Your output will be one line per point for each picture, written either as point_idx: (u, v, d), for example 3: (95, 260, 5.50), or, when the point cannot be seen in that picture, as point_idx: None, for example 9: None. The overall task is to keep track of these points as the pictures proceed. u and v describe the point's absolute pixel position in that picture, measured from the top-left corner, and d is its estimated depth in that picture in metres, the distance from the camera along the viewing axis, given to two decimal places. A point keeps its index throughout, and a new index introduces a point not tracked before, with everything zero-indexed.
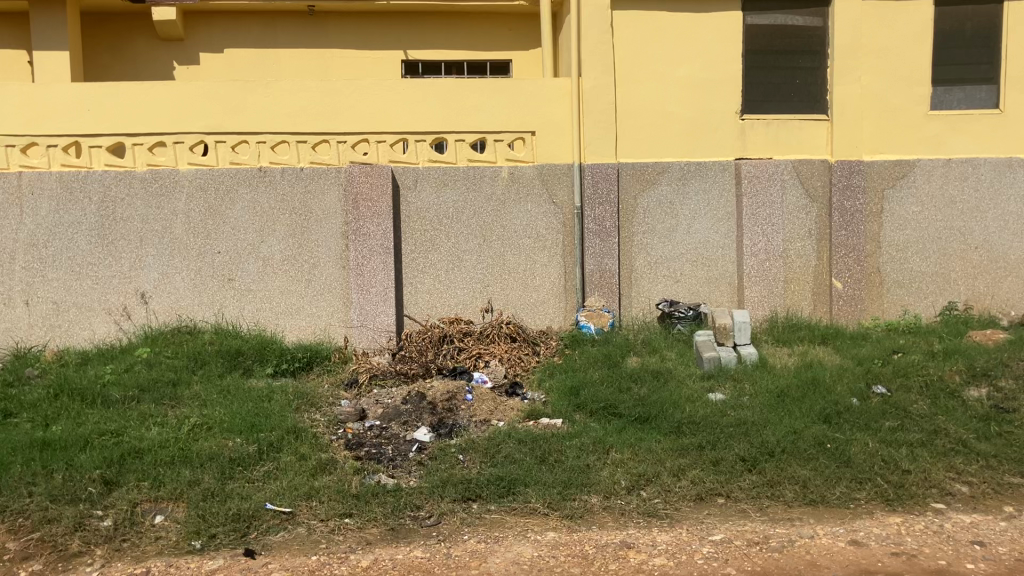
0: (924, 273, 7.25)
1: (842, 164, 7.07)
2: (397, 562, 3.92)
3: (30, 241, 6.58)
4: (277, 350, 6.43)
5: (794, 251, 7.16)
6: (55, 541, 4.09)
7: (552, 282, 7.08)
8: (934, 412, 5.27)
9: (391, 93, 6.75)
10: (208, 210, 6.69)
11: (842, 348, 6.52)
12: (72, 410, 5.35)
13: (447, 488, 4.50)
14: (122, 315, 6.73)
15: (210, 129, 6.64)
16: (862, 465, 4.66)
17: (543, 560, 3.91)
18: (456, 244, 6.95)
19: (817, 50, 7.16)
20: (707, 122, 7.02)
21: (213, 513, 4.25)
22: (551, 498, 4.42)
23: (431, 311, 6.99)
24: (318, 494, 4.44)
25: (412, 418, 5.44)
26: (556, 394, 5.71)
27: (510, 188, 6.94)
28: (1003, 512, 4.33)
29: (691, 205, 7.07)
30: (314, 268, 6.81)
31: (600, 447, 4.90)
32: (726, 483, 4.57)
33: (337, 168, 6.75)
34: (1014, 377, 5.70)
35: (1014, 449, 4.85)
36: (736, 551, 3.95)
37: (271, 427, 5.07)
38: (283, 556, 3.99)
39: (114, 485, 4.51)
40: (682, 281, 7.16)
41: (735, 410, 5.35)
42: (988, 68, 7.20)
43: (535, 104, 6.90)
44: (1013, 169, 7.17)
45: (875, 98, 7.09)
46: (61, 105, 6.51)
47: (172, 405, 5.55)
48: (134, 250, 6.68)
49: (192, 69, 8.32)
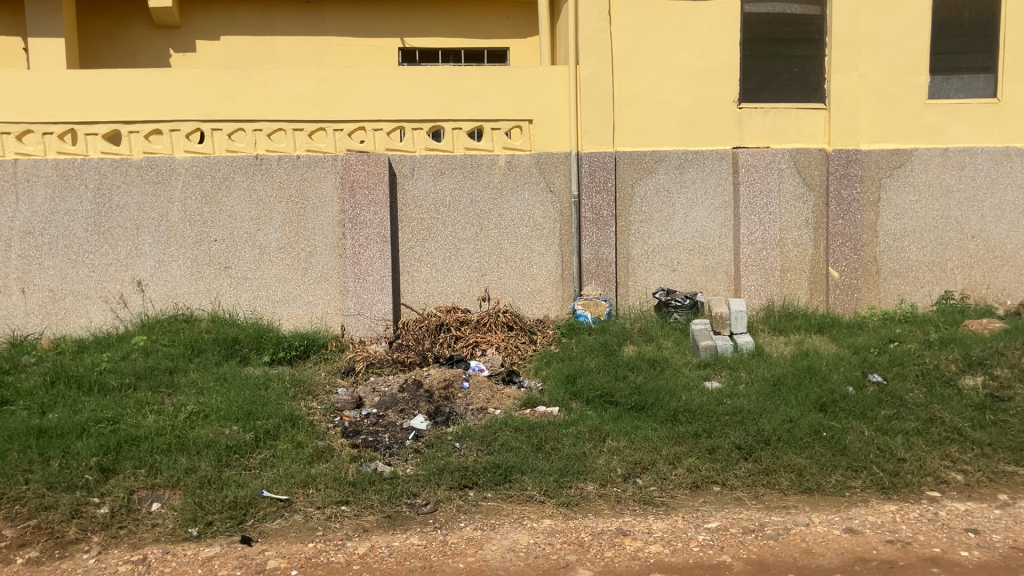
0: (920, 262, 7.26)
1: (840, 153, 7.07)
2: (393, 549, 3.93)
3: (26, 228, 6.58)
4: (274, 338, 6.42)
5: (790, 239, 7.18)
6: (51, 528, 4.10)
7: (549, 271, 7.08)
8: (930, 400, 5.27)
9: (387, 81, 6.73)
10: (205, 197, 6.68)
11: (838, 336, 6.53)
12: (68, 397, 5.35)
13: (443, 475, 4.51)
14: (119, 303, 6.72)
15: (206, 117, 6.62)
16: (858, 453, 4.67)
17: (539, 547, 3.92)
18: (453, 233, 6.95)
19: (816, 38, 7.15)
20: (705, 110, 7.01)
21: (210, 501, 4.26)
22: (547, 485, 4.43)
23: (429, 299, 6.99)
24: (314, 482, 4.46)
25: (409, 406, 5.43)
26: (553, 381, 5.72)
27: (507, 176, 6.93)
28: (998, 499, 4.35)
29: (688, 193, 7.07)
30: (310, 256, 6.80)
31: (596, 434, 4.91)
32: (722, 470, 4.58)
33: (333, 157, 6.74)
34: (1010, 365, 5.70)
35: (1008, 437, 4.87)
36: (732, 539, 3.97)
37: (268, 415, 5.07)
38: (279, 543, 4.00)
39: (110, 472, 4.51)
40: (679, 269, 7.16)
41: (731, 398, 5.36)
42: (986, 57, 7.19)
43: (533, 92, 6.90)
44: (1011, 158, 7.17)
45: (874, 87, 7.07)
46: (56, 92, 6.49)
47: (169, 392, 5.55)
48: (130, 237, 6.67)
49: (189, 56, 8.29)
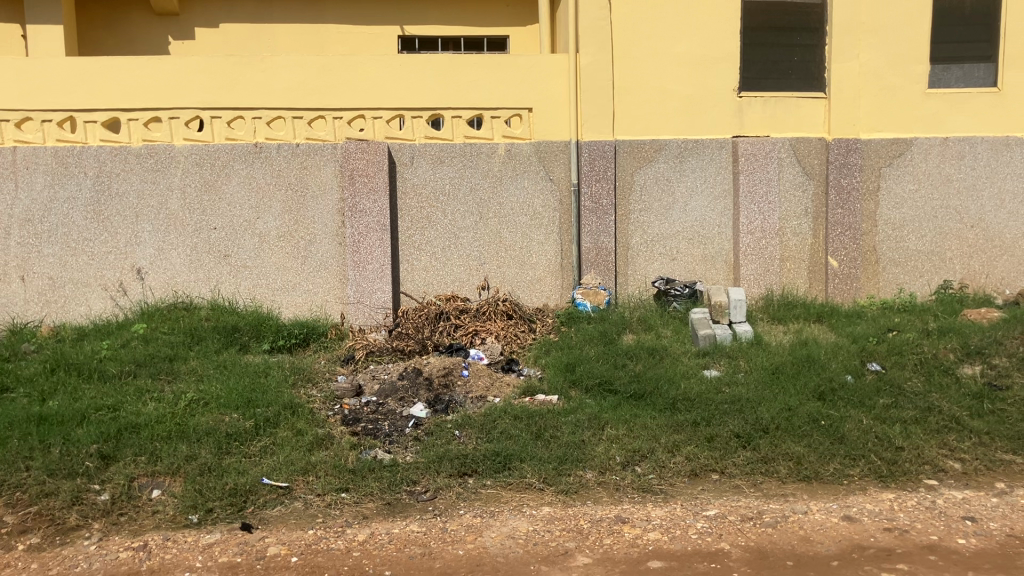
0: (920, 252, 7.27)
1: (840, 141, 7.07)
2: (392, 536, 3.94)
3: (25, 216, 6.57)
4: (274, 326, 6.42)
5: (790, 228, 7.18)
6: (52, 514, 4.11)
7: (549, 260, 7.08)
8: (928, 389, 5.28)
9: (387, 69, 6.72)
10: (204, 185, 6.67)
11: (837, 325, 6.55)
12: (69, 385, 5.36)
13: (443, 463, 4.53)
14: (118, 291, 6.73)
15: (205, 105, 6.60)
16: (856, 441, 4.69)
17: (539, 534, 3.94)
18: (452, 221, 6.94)
19: (816, 27, 7.14)
20: (705, 98, 7.00)
21: (210, 487, 4.28)
22: (547, 473, 4.45)
23: (428, 288, 7.00)
24: (314, 469, 4.47)
25: (409, 394, 5.45)
26: (551, 370, 5.73)
27: (507, 164, 6.92)
28: (995, 488, 4.37)
29: (688, 182, 7.06)
30: (310, 244, 6.80)
31: (596, 422, 4.93)
32: (721, 458, 4.60)
33: (333, 145, 6.74)
34: (1008, 355, 5.71)
35: (1006, 425, 4.89)
36: (731, 526, 3.99)
37: (268, 402, 5.08)
38: (279, 530, 4.01)
39: (111, 459, 4.52)
40: (679, 258, 7.16)
41: (729, 386, 5.37)
42: (986, 46, 7.18)
43: (532, 80, 6.88)
44: (1011, 148, 7.16)
45: (874, 76, 7.05)
46: (55, 79, 6.48)
47: (169, 379, 5.56)
48: (130, 225, 6.67)
49: (189, 44, 8.27)
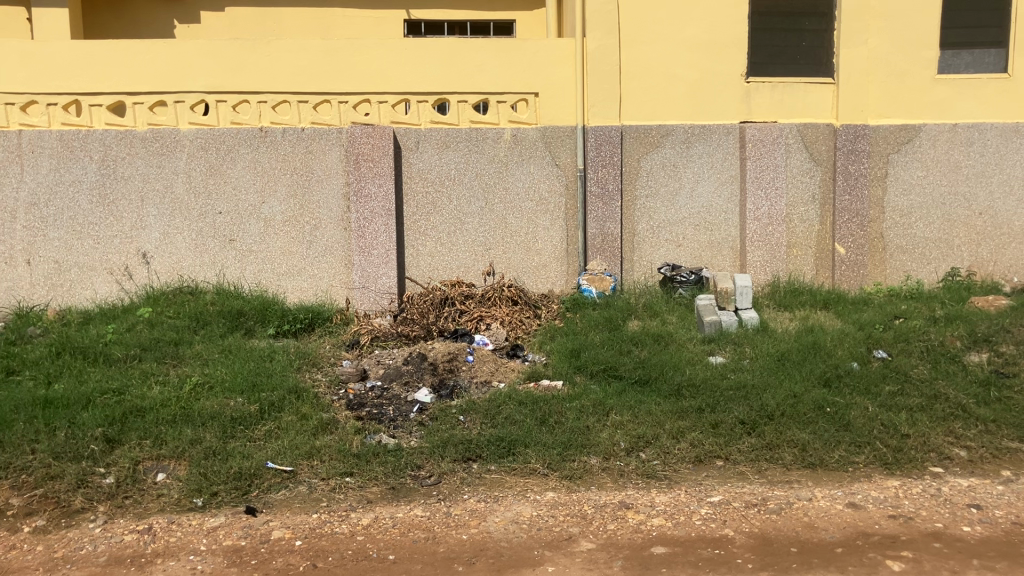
0: (926, 239, 7.23)
1: (847, 128, 7.01)
2: (397, 520, 3.95)
3: (31, 200, 6.58)
4: (278, 311, 6.43)
5: (797, 215, 7.15)
6: (58, 497, 4.12)
7: (554, 246, 7.06)
8: (934, 376, 5.26)
9: (392, 53, 6.69)
10: (210, 169, 6.67)
11: (843, 312, 6.51)
12: (74, 367, 5.37)
13: (447, 448, 4.53)
14: (124, 275, 6.74)
15: (209, 88, 6.58)
16: (862, 429, 4.66)
17: (542, 519, 3.93)
18: (457, 207, 6.93)
19: (824, 12, 7.09)
20: (712, 82, 6.96)
21: (214, 471, 4.28)
22: (551, 458, 4.44)
23: (433, 274, 7.00)
24: (319, 454, 4.47)
25: (413, 379, 5.45)
26: (557, 356, 5.70)
27: (512, 149, 6.90)
28: (1001, 476, 4.34)
29: (694, 167, 7.04)
30: (315, 229, 6.80)
31: (600, 408, 4.92)
32: (726, 445, 4.59)
33: (338, 129, 6.71)
34: (1015, 343, 5.66)
35: (1013, 413, 4.86)
36: (735, 512, 3.98)
37: (272, 386, 5.08)
38: (283, 514, 4.01)
39: (116, 443, 4.52)
40: (685, 245, 7.14)
41: (735, 372, 5.34)
42: (996, 31, 7.10)
43: (539, 64, 6.85)
44: (1020, 135, 7.11)
45: (880, 63, 7.01)
46: (60, 62, 6.47)
47: (174, 363, 5.56)
48: (135, 209, 6.66)
49: (193, 27, 8.26)
